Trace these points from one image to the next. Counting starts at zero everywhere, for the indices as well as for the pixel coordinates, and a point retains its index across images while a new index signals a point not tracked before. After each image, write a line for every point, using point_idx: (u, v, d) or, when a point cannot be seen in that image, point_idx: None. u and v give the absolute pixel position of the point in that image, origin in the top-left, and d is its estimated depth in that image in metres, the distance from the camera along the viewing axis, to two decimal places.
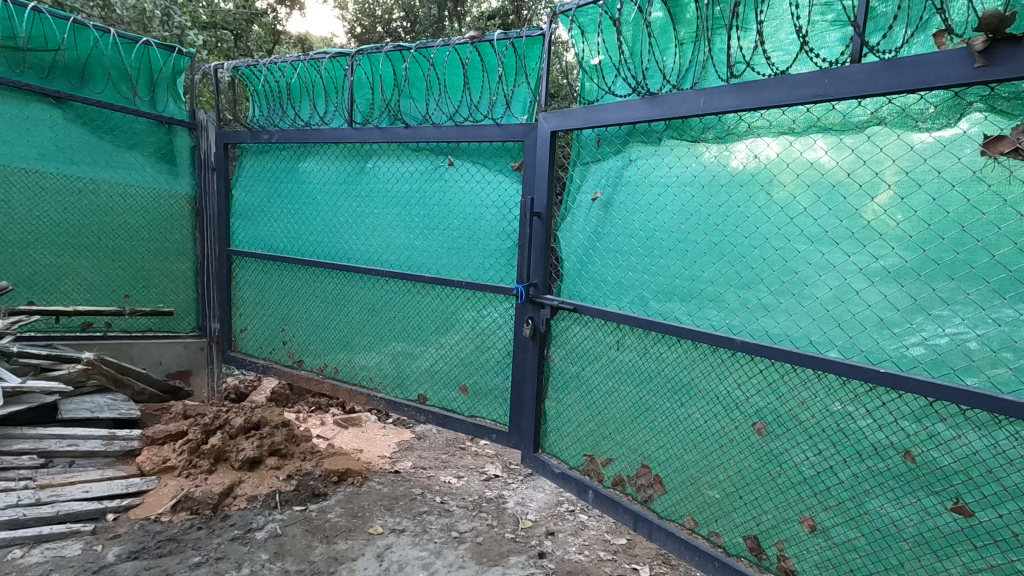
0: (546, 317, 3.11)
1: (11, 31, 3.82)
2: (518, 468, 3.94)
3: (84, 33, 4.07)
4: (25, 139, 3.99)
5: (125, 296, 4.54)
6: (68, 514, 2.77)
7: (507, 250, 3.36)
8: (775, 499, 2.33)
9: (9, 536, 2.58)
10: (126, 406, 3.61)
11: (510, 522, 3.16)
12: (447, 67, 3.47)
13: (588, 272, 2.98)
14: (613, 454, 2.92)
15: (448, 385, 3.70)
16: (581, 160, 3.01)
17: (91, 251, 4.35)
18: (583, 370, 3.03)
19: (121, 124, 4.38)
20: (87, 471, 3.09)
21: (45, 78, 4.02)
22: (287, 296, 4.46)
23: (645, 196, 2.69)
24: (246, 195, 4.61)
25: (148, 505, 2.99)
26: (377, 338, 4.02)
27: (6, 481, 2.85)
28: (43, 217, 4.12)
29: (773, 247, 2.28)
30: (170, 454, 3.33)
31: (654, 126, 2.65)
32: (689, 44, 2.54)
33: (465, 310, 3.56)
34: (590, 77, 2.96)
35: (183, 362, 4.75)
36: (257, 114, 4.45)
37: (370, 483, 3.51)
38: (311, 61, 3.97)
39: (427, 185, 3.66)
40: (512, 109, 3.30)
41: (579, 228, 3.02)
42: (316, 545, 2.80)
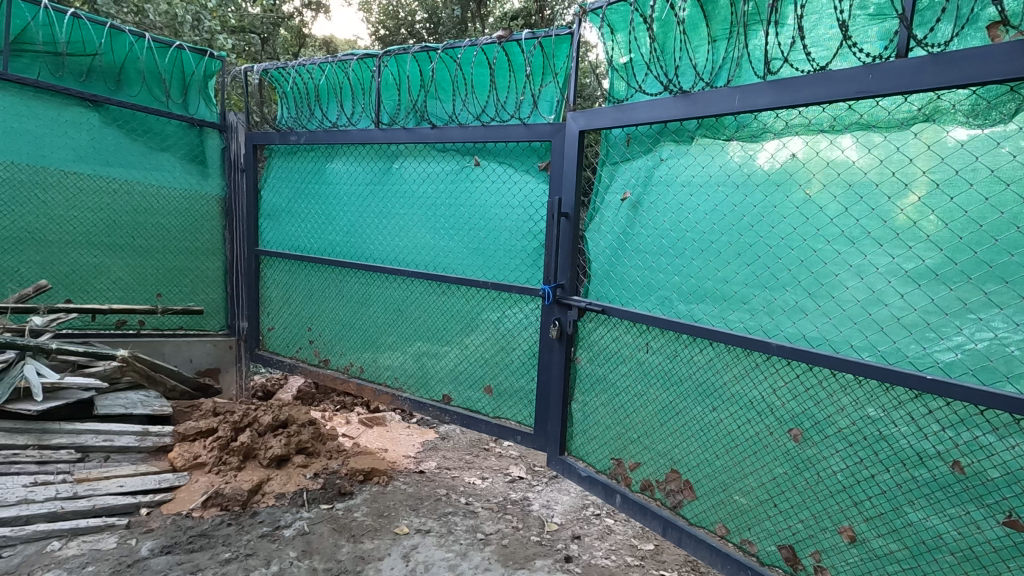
0: (573, 318, 3.08)
1: (52, 37, 3.95)
2: (543, 470, 3.91)
3: (120, 39, 4.18)
4: (63, 141, 4.10)
5: (157, 295, 4.64)
6: (103, 507, 2.84)
7: (534, 251, 3.34)
8: (812, 508, 2.26)
9: (48, 528, 2.64)
10: (159, 403, 3.68)
11: (536, 525, 3.13)
12: (474, 67, 3.46)
13: (617, 273, 2.94)
14: (642, 458, 2.87)
15: (473, 386, 3.70)
16: (610, 160, 2.97)
17: (125, 250, 4.46)
18: (611, 372, 2.99)
19: (154, 126, 4.48)
20: (122, 466, 3.16)
21: (83, 82, 4.13)
22: (313, 296, 4.51)
23: (676, 196, 2.64)
24: (274, 196, 4.67)
25: (179, 501, 3.05)
26: (402, 338, 4.03)
27: (45, 475, 2.93)
28: (81, 217, 4.23)
29: (811, 248, 2.22)
30: (200, 450, 3.38)
31: (685, 125, 2.61)
32: (723, 41, 2.49)
33: (490, 311, 3.54)
34: (619, 76, 2.92)
35: (212, 359, 4.83)
36: (286, 115, 4.51)
37: (395, 483, 3.52)
38: (339, 63, 4.00)
39: (453, 185, 3.66)
40: (539, 109, 3.28)
41: (608, 228, 2.98)
42: (343, 544, 2.81)
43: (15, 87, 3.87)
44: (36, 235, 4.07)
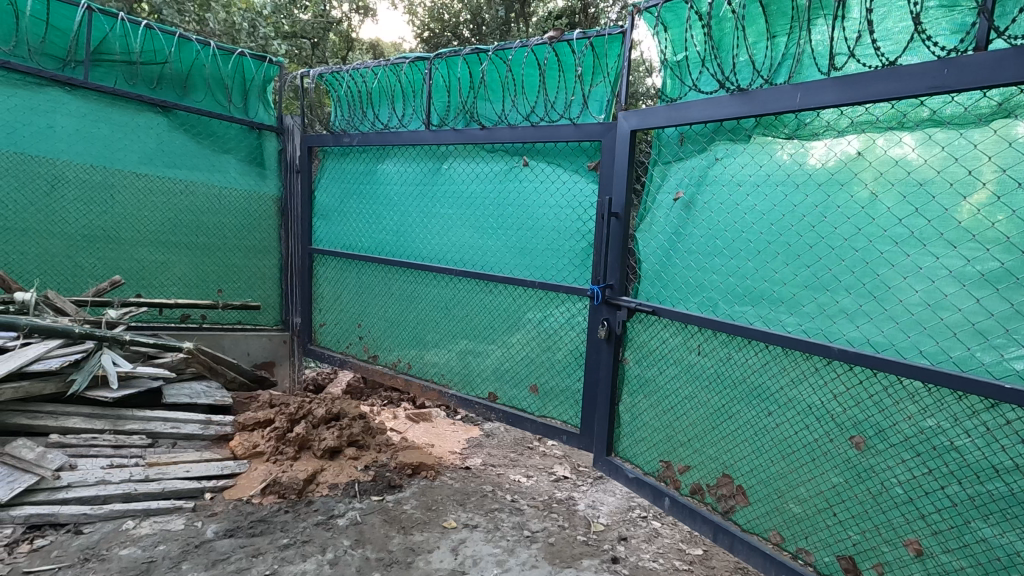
0: (622, 318, 3.06)
1: (127, 47, 4.21)
2: (587, 471, 3.90)
3: (188, 47, 4.43)
4: (135, 145, 4.34)
5: (218, 290, 4.87)
6: (172, 491, 3.00)
7: (582, 251, 3.34)
8: (875, 519, 2.18)
9: (123, 508, 2.82)
10: (220, 394, 3.88)
11: (582, 525, 3.14)
12: (525, 68, 3.49)
13: (668, 274, 2.90)
14: (692, 461, 2.83)
15: (519, 385, 3.72)
16: (662, 159, 2.93)
17: (189, 248, 4.69)
18: (660, 374, 2.95)
19: (217, 130, 4.71)
20: (188, 452, 3.34)
21: (153, 89, 4.38)
22: (363, 293, 4.63)
23: (732, 196, 2.59)
24: (327, 196, 4.82)
25: (240, 487, 3.20)
26: (448, 336, 4.09)
27: (120, 458, 3.12)
28: (151, 217, 4.48)
29: (877, 250, 2.14)
30: (259, 440, 3.54)
31: (742, 123, 2.56)
32: (783, 37, 2.44)
33: (537, 311, 3.56)
34: (673, 74, 2.88)
35: (267, 353, 5.03)
36: (339, 118, 4.66)
37: (441, 478, 3.59)
38: (392, 66, 4.11)
39: (501, 186, 3.70)
40: (589, 109, 3.27)
41: (659, 228, 2.94)
42: (394, 535, 2.89)
43: (95, 95, 4.13)
44: (110, 233, 4.33)
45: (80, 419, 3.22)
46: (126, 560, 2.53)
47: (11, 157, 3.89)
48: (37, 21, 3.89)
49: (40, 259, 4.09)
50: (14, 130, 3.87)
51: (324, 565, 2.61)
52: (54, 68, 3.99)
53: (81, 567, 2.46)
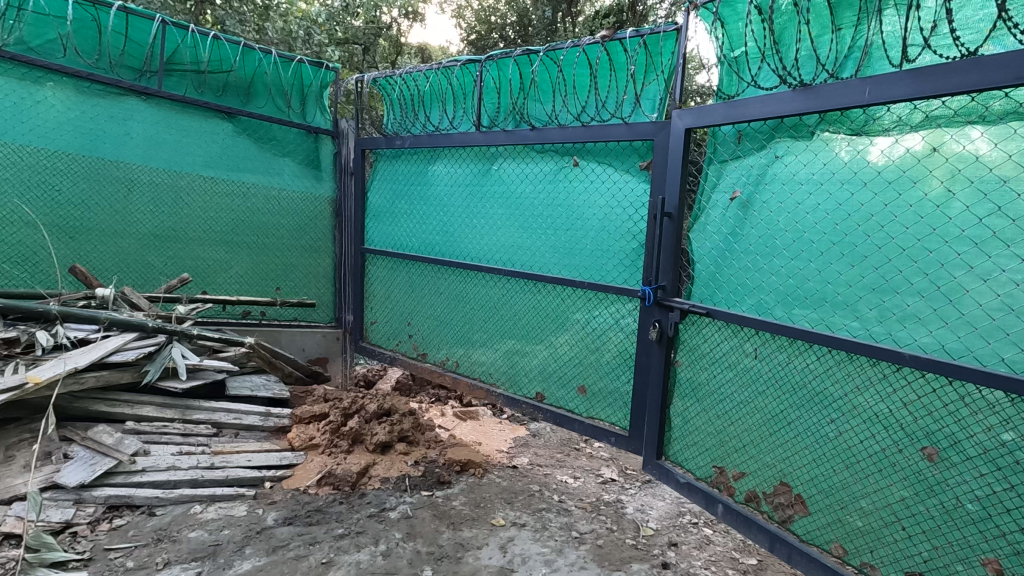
0: (674, 320, 3.00)
1: (196, 57, 4.45)
2: (635, 474, 3.85)
3: (251, 56, 4.66)
4: (202, 149, 4.57)
5: (277, 288, 5.07)
6: (235, 478, 3.16)
7: (632, 251, 3.30)
8: (950, 535, 2.06)
9: (191, 493, 2.99)
10: (278, 387, 4.05)
11: (631, 528, 3.10)
12: (576, 68, 3.48)
13: (723, 275, 2.83)
14: (748, 468, 2.75)
15: (567, 385, 3.71)
16: (718, 157, 2.85)
17: (250, 248, 4.90)
18: (714, 377, 2.88)
19: (277, 134, 4.92)
20: (250, 442, 3.50)
21: (219, 96, 4.62)
22: (413, 293, 4.72)
23: (794, 195, 2.51)
24: (379, 197, 4.94)
25: (297, 477, 3.33)
26: (496, 336, 4.12)
27: (189, 446, 3.30)
28: (215, 218, 4.71)
29: (954, 251, 2.03)
30: (315, 433, 3.67)
31: (805, 119, 2.47)
32: (850, 29, 2.35)
33: (585, 312, 3.55)
34: (730, 70, 2.80)
35: (321, 349, 5.21)
36: (391, 120, 4.76)
37: (489, 476, 3.62)
38: (443, 69, 4.18)
39: (551, 186, 3.70)
40: (641, 108, 3.23)
41: (715, 228, 2.87)
42: (444, 530, 2.94)
43: (167, 103, 4.39)
44: (178, 233, 4.57)
45: (153, 407, 3.40)
46: (195, 542, 2.68)
47: (92, 162, 4.16)
48: (117, 34, 4.16)
49: (116, 256, 4.35)
50: (95, 136, 4.15)
51: (378, 556, 2.68)
52: (132, 78, 4.26)
53: (155, 547, 2.62)
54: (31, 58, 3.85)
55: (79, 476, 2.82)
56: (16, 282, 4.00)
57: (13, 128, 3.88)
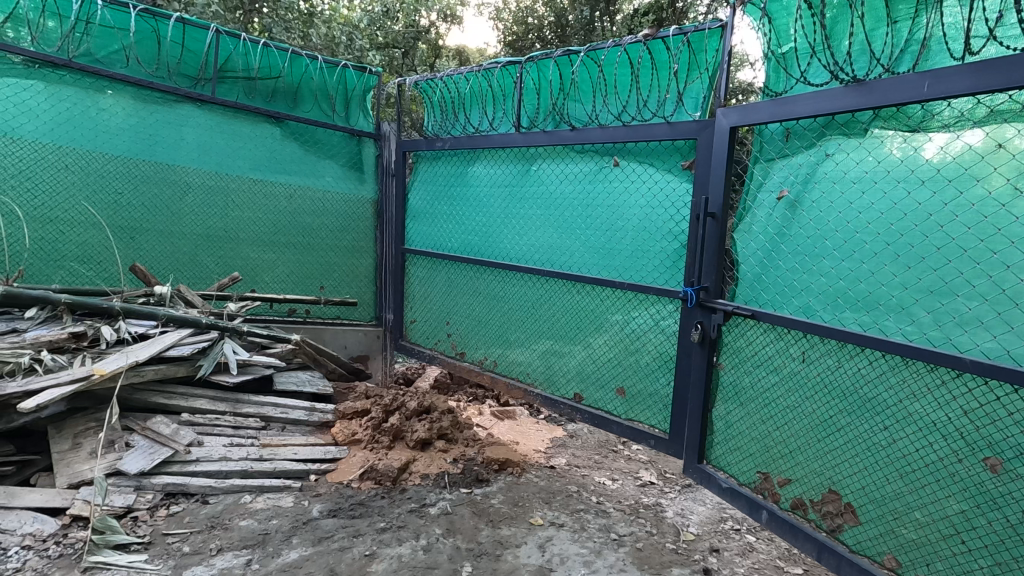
0: (718, 322, 2.95)
1: (248, 65, 4.63)
2: (675, 478, 3.80)
3: (298, 62, 4.81)
4: (251, 152, 4.75)
5: (320, 287, 5.22)
6: (282, 470, 3.28)
7: (674, 251, 3.26)
8: (1014, 550, 1.96)
9: (242, 483, 3.12)
10: (323, 383, 4.18)
11: (671, 532, 3.07)
12: (617, 68, 3.47)
13: (769, 276, 2.76)
14: (794, 474, 2.67)
15: (605, 387, 3.68)
16: (765, 156, 2.78)
17: (295, 248, 5.06)
18: (759, 380, 2.81)
19: (322, 137, 5.08)
20: (296, 436, 3.63)
21: (268, 101, 4.79)
22: (451, 292, 4.78)
23: (845, 194, 2.44)
24: (420, 198, 5.02)
25: (341, 471, 3.43)
26: (534, 336, 4.13)
27: (239, 438, 3.44)
28: (263, 219, 4.88)
29: (1020, 251, 1.94)
30: (357, 428, 3.77)
31: (858, 116, 2.39)
32: (907, 22, 2.26)
33: (624, 313, 3.53)
34: (778, 66, 2.72)
35: (362, 347, 5.34)
36: (431, 122, 4.83)
37: (527, 475, 3.64)
38: (484, 71, 4.22)
39: (591, 186, 3.68)
40: (684, 106, 3.18)
41: (761, 228, 2.80)
42: (483, 527, 2.97)
43: (220, 109, 4.59)
44: (229, 233, 4.75)
45: (206, 400, 3.55)
46: (245, 531, 2.79)
47: (151, 166, 4.37)
48: (175, 44, 4.37)
49: (172, 256, 4.56)
50: (154, 142, 4.36)
51: (419, 550, 2.73)
52: (188, 86, 4.46)
53: (208, 533, 2.75)
54: (98, 69, 4.08)
55: (139, 464, 2.97)
56: (82, 279, 4.23)
57: (80, 135, 4.12)
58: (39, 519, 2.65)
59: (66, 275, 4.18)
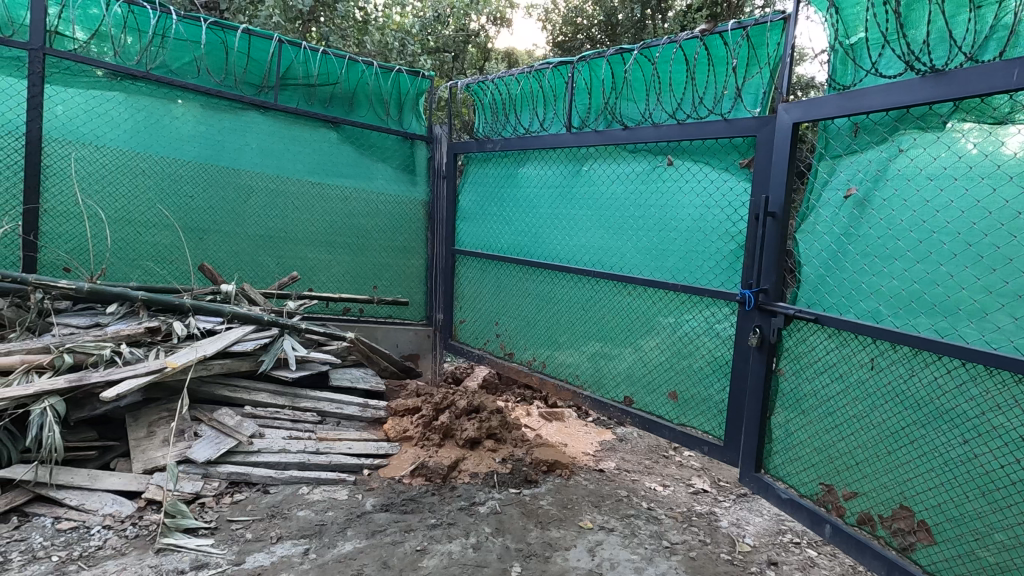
0: (777, 326, 2.83)
1: (308, 72, 4.82)
2: (729, 486, 3.68)
3: (355, 68, 4.97)
4: (310, 156, 4.94)
5: (373, 287, 5.35)
6: (338, 464, 3.39)
7: (731, 253, 3.16)
8: None
9: (299, 475, 3.24)
10: (375, 380, 4.29)
11: (725, 542, 2.97)
12: (672, 65, 3.41)
13: (834, 278, 2.63)
14: (861, 487, 2.53)
15: (656, 390, 3.60)
16: (830, 152, 2.66)
17: (350, 248, 5.22)
18: (823, 388, 2.68)
19: (376, 141, 5.22)
20: (350, 431, 3.74)
21: (327, 107, 4.96)
22: (500, 293, 4.80)
23: (920, 192, 2.30)
24: (470, 199, 5.07)
25: (393, 467, 3.51)
26: (582, 337, 4.09)
27: (297, 431, 3.57)
28: (320, 220, 5.05)
29: None
30: (408, 425, 3.85)
31: (936, 109, 2.25)
32: (992, 7, 2.11)
33: (677, 315, 3.45)
34: (846, 57, 2.58)
35: (413, 345, 5.44)
36: (482, 124, 4.88)
37: (576, 477, 3.61)
38: (535, 72, 4.23)
39: (643, 186, 3.62)
40: (742, 102, 3.08)
41: (825, 228, 2.67)
42: (532, 528, 2.97)
43: (282, 115, 4.79)
44: (288, 234, 4.94)
45: (267, 393, 3.70)
46: (303, 521, 2.90)
47: (218, 170, 4.61)
48: (242, 54, 4.59)
49: (237, 256, 4.78)
50: (221, 148, 4.60)
51: (468, 548, 2.76)
52: (252, 94, 4.67)
53: (269, 522, 2.87)
54: (172, 80, 4.34)
55: (207, 453, 3.13)
56: (156, 277, 4.50)
57: (155, 142, 4.39)
58: (118, 501, 2.84)
59: (142, 274, 4.45)
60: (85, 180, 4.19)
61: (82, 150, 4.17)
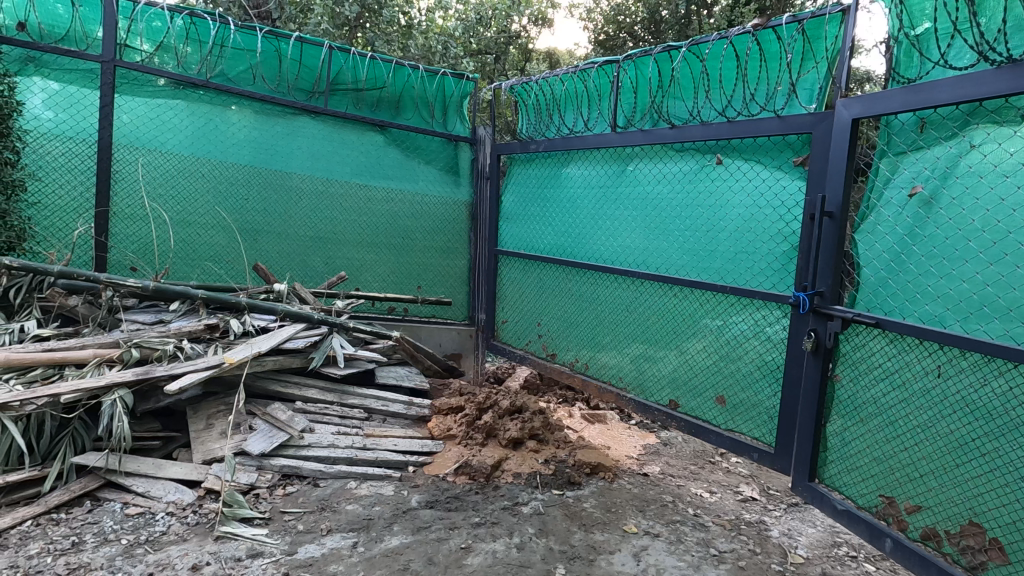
0: (834, 330, 2.72)
1: (357, 77, 4.95)
2: (780, 495, 3.56)
3: (401, 72, 5.08)
4: (357, 159, 5.06)
5: (417, 287, 5.44)
6: (384, 460, 3.47)
7: (783, 254, 3.07)
8: None
9: (348, 470, 3.33)
10: (419, 378, 4.36)
11: (777, 553, 2.87)
12: (723, 61, 3.34)
13: (897, 281, 2.50)
14: (925, 500, 2.40)
15: (703, 394, 3.51)
16: (893, 149, 2.53)
17: (395, 249, 5.32)
18: (883, 396, 2.56)
19: (422, 143, 5.31)
20: (396, 428, 3.81)
21: (374, 111, 5.08)
22: (543, 293, 4.79)
23: (994, 190, 2.18)
24: (514, 199, 5.08)
25: (437, 465, 3.56)
26: (626, 339, 4.03)
27: (345, 427, 3.67)
28: (367, 221, 5.17)
29: None
30: (452, 424, 3.90)
31: (1012, 101, 2.12)
32: None
33: (724, 317, 3.36)
34: (910, 48, 2.45)
35: (456, 345, 5.50)
36: (525, 125, 4.88)
37: (620, 481, 3.57)
38: (581, 72, 4.21)
39: (691, 186, 3.54)
40: (797, 98, 2.98)
41: (888, 228, 2.55)
42: (576, 530, 2.95)
43: (331, 119, 4.93)
44: (336, 235, 5.08)
45: (317, 390, 3.82)
46: (352, 514, 2.97)
47: (272, 174, 4.79)
48: (294, 61, 4.75)
49: (288, 256, 4.94)
50: (274, 152, 4.77)
51: (512, 548, 2.77)
52: (304, 99, 4.83)
53: (320, 514, 2.96)
54: (230, 87, 4.53)
55: (261, 446, 3.25)
56: (215, 277, 4.70)
57: (214, 147, 4.59)
58: (180, 490, 2.99)
59: (202, 274, 4.66)
60: (151, 184, 4.42)
61: (148, 155, 4.40)
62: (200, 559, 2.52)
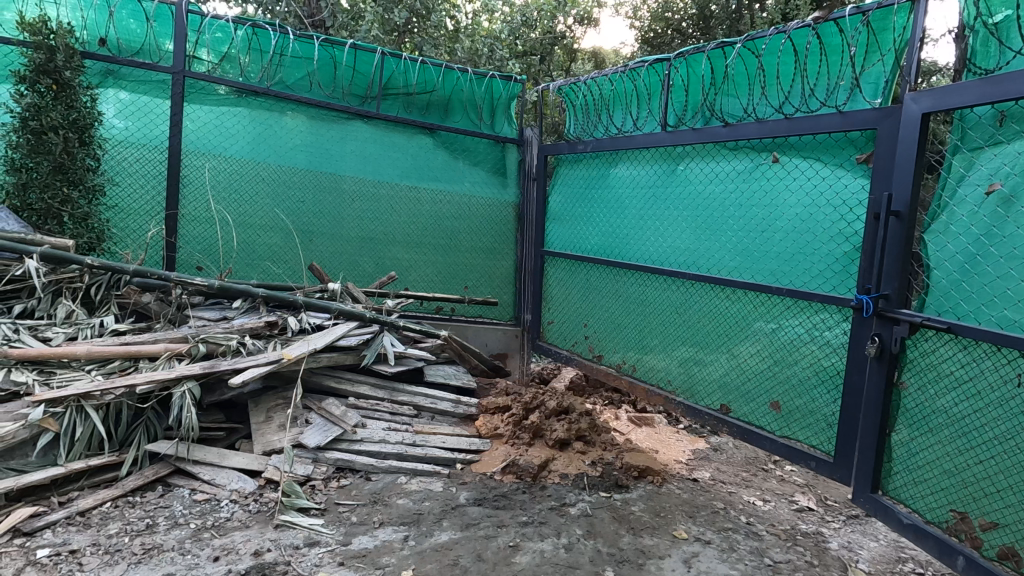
0: (901, 335, 2.58)
1: (408, 81, 5.07)
2: (838, 506, 3.42)
3: (451, 75, 5.17)
4: (407, 161, 5.18)
5: (463, 287, 5.52)
6: (433, 457, 3.53)
7: (845, 255, 2.94)
8: None
9: (398, 465, 3.42)
10: (466, 377, 4.42)
11: (836, 566, 2.76)
12: (780, 57, 3.26)
13: (973, 284, 2.37)
14: (1003, 518, 2.27)
15: (757, 400, 3.41)
16: (969, 144, 2.40)
17: (442, 249, 5.41)
18: (956, 405, 2.42)
19: (470, 145, 5.38)
20: (444, 426, 3.88)
21: (424, 115, 5.18)
22: (590, 294, 4.76)
23: None
24: (561, 200, 5.07)
25: (485, 463, 3.60)
26: (675, 341, 3.96)
27: (396, 423, 3.76)
28: (415, 222, 5.28)
29: None
30: (499, 423, 3.94)
31: None
32: None
33: (780, 320, 3.26)
34: (988, 36, 2.33)
35: (501, 345, 5.54)
36: (573, 125, 4.87)
37: (669, 486, 3.52)
38: (631, 71, 4.17)
39: (745, 185, 3.46)
40: (860, 92, 2.87)
41: (962, 228, 2.42)
42: (624, 533, 2.93)
43: (383, 123, 5.07)
44: (386, 236, 5.21)
45: (368, 386, 3.92)
46: (403, 509, 3.05)
47: (326, 177, 4.96)
48: (349, 68, 4.91)
49: (341, 257, 5.10)
50: (329, 156, 4.95)
51: (560, 548, 2.77)
52: (357, 104, 4.98)
53: (372, 507, 3.05)
54: (288, 94, 4.73)
55: (317, 439, 3.38)
56: (273, 276, 4.90)
57: (273, 152, 4.79)
58: (242, 479, 3.14)
59: (261, 273, 4.86)
60: (217, 188, 4.66)
61: (213, 161, 4.64)
62: (262, 546, 2.64)
